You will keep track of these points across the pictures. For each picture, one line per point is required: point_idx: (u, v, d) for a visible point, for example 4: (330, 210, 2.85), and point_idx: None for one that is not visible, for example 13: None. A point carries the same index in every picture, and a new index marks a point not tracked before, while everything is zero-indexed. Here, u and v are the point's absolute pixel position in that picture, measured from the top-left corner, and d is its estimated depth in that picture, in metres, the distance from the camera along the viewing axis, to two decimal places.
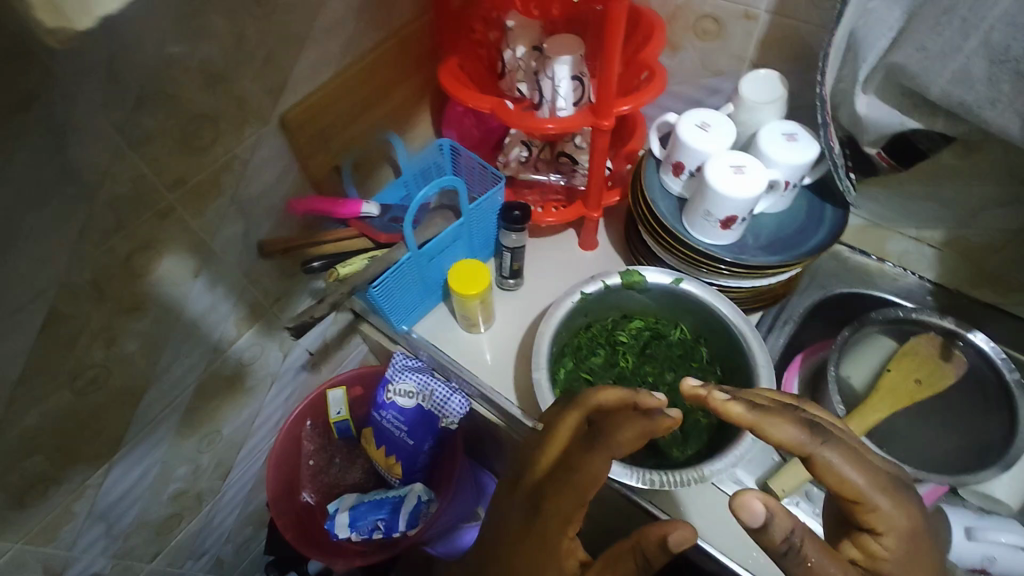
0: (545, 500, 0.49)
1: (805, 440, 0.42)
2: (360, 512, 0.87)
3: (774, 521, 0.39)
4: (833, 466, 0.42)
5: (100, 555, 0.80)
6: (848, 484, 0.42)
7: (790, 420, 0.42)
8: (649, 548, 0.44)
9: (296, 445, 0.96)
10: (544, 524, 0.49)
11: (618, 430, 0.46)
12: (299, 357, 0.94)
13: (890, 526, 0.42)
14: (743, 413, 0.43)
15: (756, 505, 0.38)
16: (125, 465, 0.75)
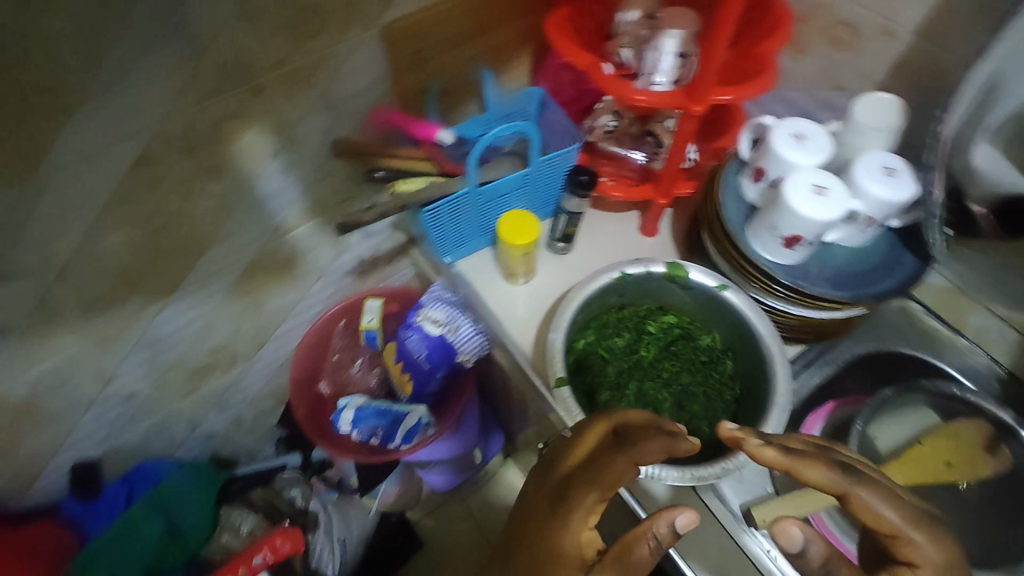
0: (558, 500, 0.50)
1: (836, 480, 0.45)
2: (365, 415, 0.93)
3: (812, 546, 0.43)
4: (868, 503, 0.44)
5: (141, 380, 0.90)
6: (883, 520, 0.44)
7: (821, 461, 0.46)
8: (661, 532, 0.47)
9: (325, 340, 1.02)
10: (568, 512, 0.49)
11: (645, 440, 0.51)
12: (349, 262, 0.99)
13: (927, 560, 0.43)
14: (776, 456, 0.46)
15: (792, 530, 0.42)
16: (177, 308, 0.83)
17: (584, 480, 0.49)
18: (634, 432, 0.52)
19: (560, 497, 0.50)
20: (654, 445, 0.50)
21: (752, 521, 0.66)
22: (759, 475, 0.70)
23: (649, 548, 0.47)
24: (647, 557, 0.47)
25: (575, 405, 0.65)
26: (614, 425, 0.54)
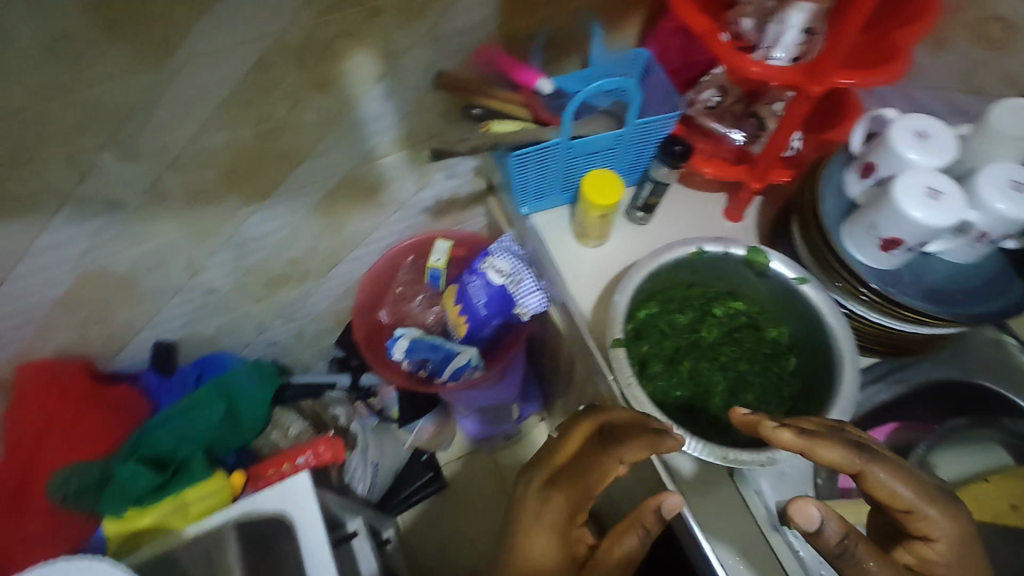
0: (554, 501, 0.57)
1: (853, 460, 0.50)
2: (419, 346, 0.95)
3: (829, 524, 0.46)
4: (884, 481, 0.50)
5: (223, 278, 0.96)
6: (898, 496, 0.50)
7: (838, 443, 0.50)
8: (647, 518, 0.54)
9: (391, 272, 1.06)
10: (554, 509, 0.57)
11: (628, 439, 0.57)
12: (428, 200, 1.01)
13: (942, 533, 0.49)
14: (795, 439, 0.51)
15: (810, 509, 0.46)
16: (266, 215, 0.89)
17: (577, 481, 0.57)
18: (618, 432, 0.58)
19: (554, 499, 0.57)
20: (640, 449, 0.56)
21: (784, 518, 0.65)
22: (800, 477, 0.69)
23: (638, 535, 0.54)
24: (635, 543, 0.54)
25: (628, 369, 0.65)
26: (600, 425, 0.60)
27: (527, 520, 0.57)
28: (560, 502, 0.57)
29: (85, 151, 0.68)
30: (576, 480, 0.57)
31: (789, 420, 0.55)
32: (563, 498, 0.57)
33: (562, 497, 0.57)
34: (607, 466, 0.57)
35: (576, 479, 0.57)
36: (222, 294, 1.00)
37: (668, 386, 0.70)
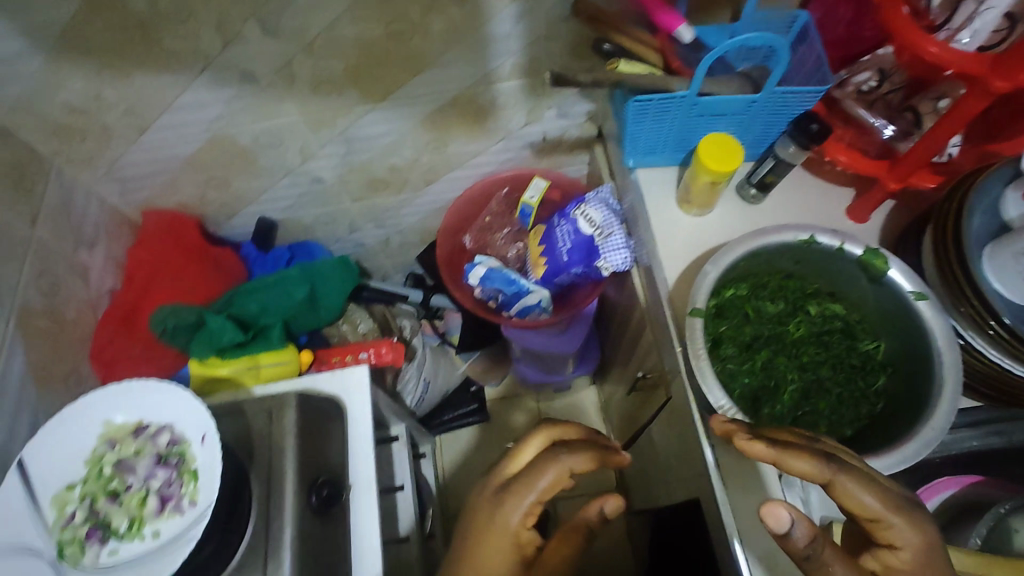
0: (506, 512, 0.59)
1: (821, 469, 0.52)
2: (496, 277, 0.94)
3: (796, 527, 0.48)
4: (850, 490, 0.51)
5: (328, 171, 1.00)
6: (864, 505, 0.51)
7: (807, 453, 0.52)
8: (590, 520, 0.61)
9: (484, 200, 1.05)
10: (502, 509, 0.59)
11: (578, 447, 0.61)
12: (534, 135, 0.99)
13: (906, 542, 0.50)
14: (766, 449, 0.53)
15: (781, 513, 0.47)
16: (379, 118, 0.90)
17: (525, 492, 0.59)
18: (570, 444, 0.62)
19: (503, 506, 0.59)
20: (584, 460, 0.60)
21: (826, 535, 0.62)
22: None
23: (582, 536, 0.60)
24: (578, 543, 0.60)
25: (701, 340, 0.63)
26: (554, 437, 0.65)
27: (481, 530, 0.59)
28: (509, 514, 0.59)
29: (233, 18, 0.71)
30: (525, 489, 0.59)
31: (766, 430, 0.57)
32: (511, 508, 0.59)
33: (513, 510, 0.59)
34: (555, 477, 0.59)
35: (526, 488, 0.59)
36: (323, 187, 1.04)
37: (737, 371, 0.66)
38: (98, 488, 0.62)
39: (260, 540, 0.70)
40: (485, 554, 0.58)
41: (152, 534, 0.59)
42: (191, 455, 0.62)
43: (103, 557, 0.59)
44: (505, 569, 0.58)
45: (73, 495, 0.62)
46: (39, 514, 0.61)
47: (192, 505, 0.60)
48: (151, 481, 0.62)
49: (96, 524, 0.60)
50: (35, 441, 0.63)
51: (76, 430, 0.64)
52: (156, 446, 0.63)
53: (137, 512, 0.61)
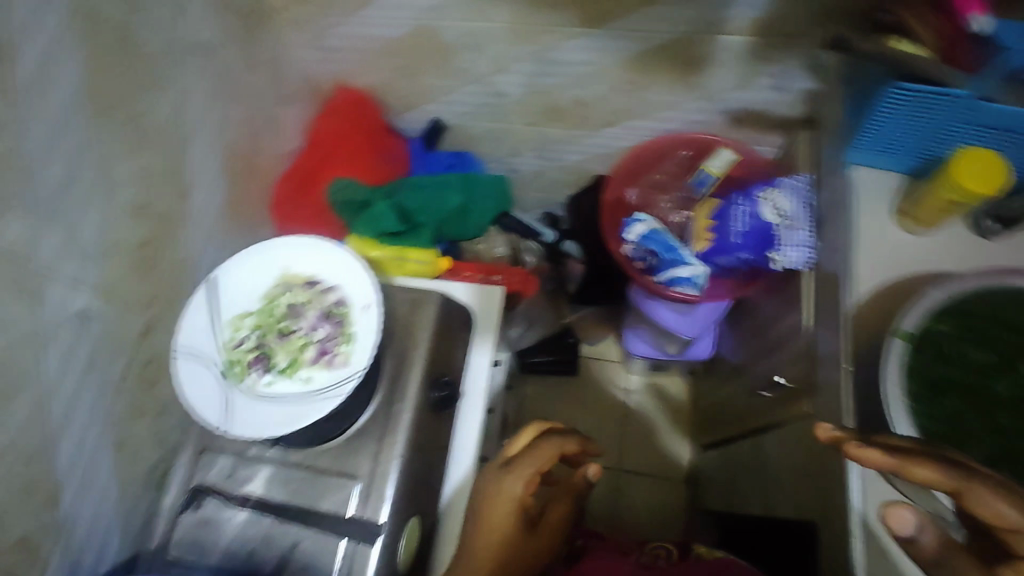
0: (517, 484, 0.65)
1: (947, 476, 0.44)
2: (656, 239, 0.88)
3: (925, 536, 0.45)
4: (983, 498, 0.43)
5: (510, 89, 0.97)
6: (1005, 516, 0.42)
7: (929, 461, 0.45)
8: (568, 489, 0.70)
9: (659, 156, 0.97)
10: (511, 476, 0.66)
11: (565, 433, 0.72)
12: (737, 102, 0.90)
13: None
14: (881, 458, 0.46)
15: (904, 514, 0.44)
16: (585, 45, 0.85)
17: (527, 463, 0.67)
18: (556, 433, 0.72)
19: (510, 475, 0.66)
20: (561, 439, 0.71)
21: None
22: None
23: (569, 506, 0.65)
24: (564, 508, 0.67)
25: (898, 362, 0.60)
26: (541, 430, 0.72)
27: (489, 498, 0.65)
28: (519, 485, 0.65)
29: None
30: (529, 463, 0.67)
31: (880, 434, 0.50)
32: (516, 477, 0.65)
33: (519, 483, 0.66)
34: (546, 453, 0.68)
35: (530, 462, 0.67)
36: (499, 104, 1.01)
37: (921, 410, 0.58)
38: (268, 324, 0.68)
39: (382, 415, 0.75)
40: (497, 520, 0.64)
41: (304, 379, 0.64)
42: (352, 319, 0.66)
43: (261, 385, 0.65)
44: (514, 527, 0.64)
45: (246, 323, 0.68)
46: (218, 330, 0.68)
47: (345, 364, 0.64)
48: (313, 332, 0.66)
49: (261, 354, 0.66)
50: (229, 264, 0.70)
51: (261, 266, 0.70)
52: (324, 302, 0.68)
53: (296, 355, 0.66)
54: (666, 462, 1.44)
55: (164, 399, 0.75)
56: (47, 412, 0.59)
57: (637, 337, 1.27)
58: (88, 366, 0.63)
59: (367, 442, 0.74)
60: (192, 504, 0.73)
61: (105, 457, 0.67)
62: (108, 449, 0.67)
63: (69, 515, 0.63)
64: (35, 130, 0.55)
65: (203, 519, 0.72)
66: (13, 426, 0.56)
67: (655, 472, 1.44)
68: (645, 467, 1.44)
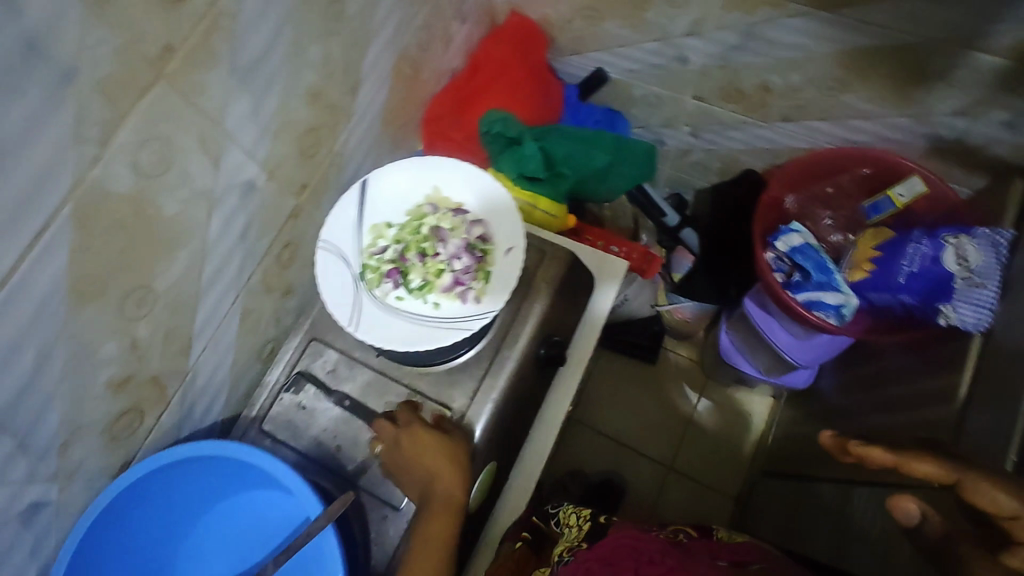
0: (436, 469, 0.67)
1: (943, 471, 0.50)
2: (809, 256, 0.81)
3: (929, 520, 0.52)
4: (975, 488, 0.47)
5: (693, 56, 0.89)
6: (999, 505, 0.46)
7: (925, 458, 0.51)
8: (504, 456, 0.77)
9: (833, 168, 0.88)
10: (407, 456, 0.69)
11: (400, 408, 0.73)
12: (950, 129, 0.79)
13: None
14: (884, 454, 0.53)
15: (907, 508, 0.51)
16: (799, 27, 0.76)
17: (420, 481, 0.68)
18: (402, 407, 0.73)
19: (416, 441, 0.68)
20: (405, 413, 0.71)
21: None
22: None
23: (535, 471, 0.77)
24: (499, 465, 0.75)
25: None
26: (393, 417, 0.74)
27: (429, 463, 0.67)
28: (441, 463, 0.67)
29: None
30: (425, 475, 0.67)
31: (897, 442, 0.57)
32: (424, 438, 0.68)
33: (447, 461, 0.67)
34: (422, 428, 0.69)
35: (415, 425, 0.69)
36: (674, 69, 0.94)
37: None
38: (410, 240, 0.68)
39: (487, 355, 0.75)
40: (447, 477, 0.67)
41: (434, 304, 0.65)
42: (492, 258, 0.65)
43: (391, 297, 0.66)
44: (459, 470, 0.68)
45: (389, 233, 0.68)
46: (360, 233, 0.68)
47: (476, 302, 0.64)
48: (453, 261, 0.66)
49: (397, 268, 0.66)
50: (383, 172, 0.69)
51: (412, 180, 0.69)
52: (469, 234, 0.67)
53: (431, 279, 0.66)
54: (719, 475, 1.39)
55: (289, 282, 0.77)
56: (201, 268, 0.61)
57: (738, 351, 1.20)
58: (241, 235, 0.65)
59: (467, 378, 0.74)
60: (293, 386, 0.76)
61: (232, 322, 0.70)
62: (237, 316, 0.70)
63: (196, 365, 0.67)
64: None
65: (301, 403, 0.76)
66: (173, 276, 0.58)
67: (704, 481, 1.39)
68: (695, 473, 1.40)
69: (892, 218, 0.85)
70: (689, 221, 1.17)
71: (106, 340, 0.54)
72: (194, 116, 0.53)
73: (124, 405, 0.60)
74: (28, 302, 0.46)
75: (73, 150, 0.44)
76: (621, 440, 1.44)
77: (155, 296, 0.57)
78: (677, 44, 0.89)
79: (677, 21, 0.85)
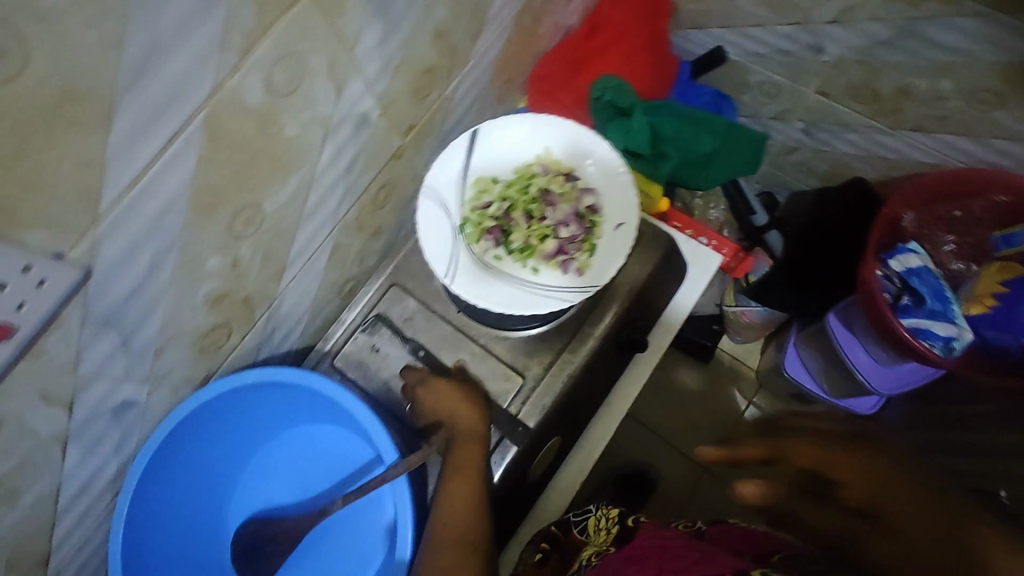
0: (459, 410, 0.66)
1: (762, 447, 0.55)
2: (925, 281, 0.77)
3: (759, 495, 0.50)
4: (795, 448, 0.52)
5: (829, 47, 0.83)
6: (809, 455, 0.50)
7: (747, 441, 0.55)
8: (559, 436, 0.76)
9: (968, 189, 0.79)
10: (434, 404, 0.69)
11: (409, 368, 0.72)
12: None
13: (865, 480, 0.46)
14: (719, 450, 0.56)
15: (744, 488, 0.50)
16: (963, 30, 0.69)
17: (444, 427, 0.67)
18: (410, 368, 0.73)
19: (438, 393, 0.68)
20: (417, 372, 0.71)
21: None
22: None
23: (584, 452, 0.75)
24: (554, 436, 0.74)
25: None
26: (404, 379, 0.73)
27: (454, 411, 0.67)
28: (464, 406, 0.67)
29: None
30: (445, 418, 0.67)
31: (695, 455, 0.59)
32: (444, 389, 0.68)
33: (471, 408, 0.67)
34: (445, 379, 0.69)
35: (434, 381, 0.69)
36: (803, 59, 0.88)
37: None
38: (518, 199, 0.66)
39: (568, 329, 0.72)
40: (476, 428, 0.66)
41: (533, 269, 0.63)
42: (600, 231, 0.63)
43: (489, 255, 0.64)
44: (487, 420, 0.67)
45: (494, 189, 0.66)
46: (464, 184, 0.66)
47: (578, 274, 0.62)
48: (560, 227, 0.64)
49: (499, 227, 0.65)
50: (500, 124, 0.66)
51: (527, 137, 0.67)
52: (580, 203, 0.65)
53: (534, 243, 0.64)
54: None
55: (378, 224, 0.76)
56: (307, 196, 0.60)
57: (803, 363, 1.13)
58: (346, 169, 0.64)
59: (546, 348, 0.72)
60: (369, 327, 0.75)
61: (322, 254, 0.69)
62: (327, 250, 0.70)
63: (283, 293, 0.67)
64: None
65: (375, 346, 0.75)
66: (281, 200, 0.57)
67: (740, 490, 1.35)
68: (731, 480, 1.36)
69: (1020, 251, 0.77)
70: (776, 223, 1.11)
71: (212, 255, 0.54)
72: (330, 39, 0.51)
73: (216, 321, 0.60)
74: (154, 205, 0.45)
75: (218, 56, 0.43)
76: (661, 433, 1.41)
77: (262, 218, 0.57)
78: (814, 31, 0.82)
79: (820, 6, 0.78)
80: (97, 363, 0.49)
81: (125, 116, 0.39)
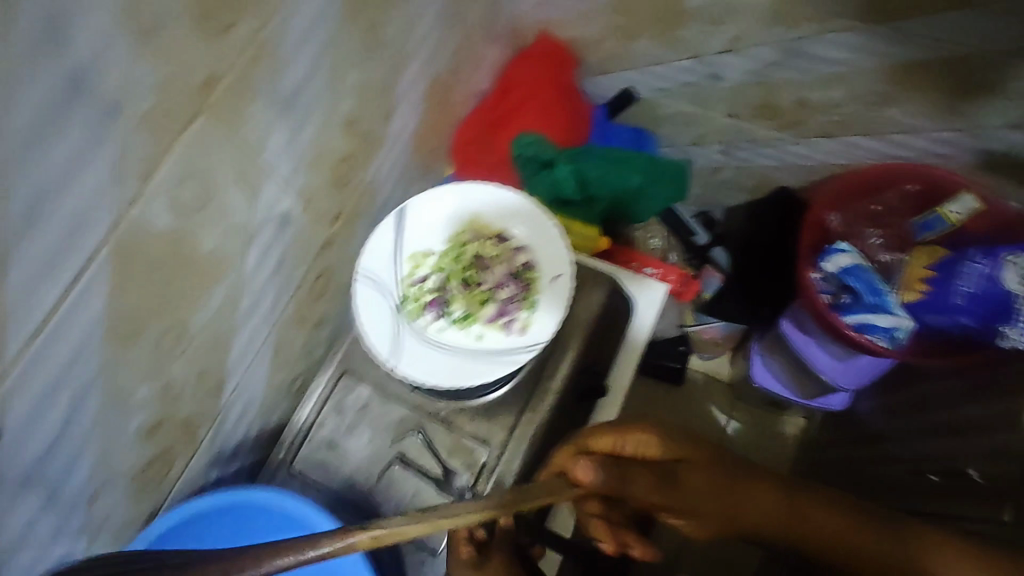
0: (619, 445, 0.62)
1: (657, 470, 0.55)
2: (860, 277, 0.79)
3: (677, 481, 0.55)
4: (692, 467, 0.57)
5: (729, 73, 0.88)
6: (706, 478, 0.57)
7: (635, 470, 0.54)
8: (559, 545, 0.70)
9: (882, 185, 0.85)
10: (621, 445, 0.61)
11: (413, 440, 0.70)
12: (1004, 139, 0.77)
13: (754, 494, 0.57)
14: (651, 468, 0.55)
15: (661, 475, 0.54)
16: (848, 44, 0.74)
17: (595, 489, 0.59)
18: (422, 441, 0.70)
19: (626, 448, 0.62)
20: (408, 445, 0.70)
21: None
22: None
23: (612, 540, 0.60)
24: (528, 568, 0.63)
25: None
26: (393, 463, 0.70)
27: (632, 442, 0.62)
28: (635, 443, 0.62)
29: None
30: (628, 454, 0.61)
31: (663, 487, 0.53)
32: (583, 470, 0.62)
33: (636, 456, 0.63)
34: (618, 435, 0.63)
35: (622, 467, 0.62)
36: (707, 87, 0.92)
37: None
38: (453, 268, 0.66)
39: (527, 385, 0.71)
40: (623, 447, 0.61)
41: (477, 335, 0.63)
42: (538, 286, 0.64)
43: (433, 329, 0.63)
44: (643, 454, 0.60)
45: (428, 262, 0.66)
46: (398, 262, 0.65)
47: (523, 332, 0.62)
48: (498, 290, 0.64)
49: (439, 298, 0.64)
50: (426, 195, 0.66)
51: (454, 205, 0.67)
52: (513, 262, 0.65)
53: (475, 309, 0.64)
54: None
55: (320, 314, 0.74)
56: (235, 305, 0.59)
57: (770, 372, 1.12)
58: (276, 268, 0.62)
59: (507, 411, 0.71)
60: (326, 422, 0.73)
61: (264, 358, 0.67)
62: (269, 351, 0.68)
63: (225, 406, 0.64)
64: (297, 29, 0.52)
65: (334, 441, 0.72)
66: (209, 313, 0.56)
67: None
68: None
69: (948, 234, 0.81)
70: (717, 240, 1.15)
71: (140, 385, 0.52)
72: (236, 149, 0.51)
73: (154, 451, 0.57)
74: (65, 349, 0.43)
75: (115, 186, 0.42)
76: None
77: (190, 335, 0.55)
78: (711, 62, 0.87)
79: (715, 39, 0.83)
80: (21, 528, 0.46)
81: (17, 269, 0.38)
